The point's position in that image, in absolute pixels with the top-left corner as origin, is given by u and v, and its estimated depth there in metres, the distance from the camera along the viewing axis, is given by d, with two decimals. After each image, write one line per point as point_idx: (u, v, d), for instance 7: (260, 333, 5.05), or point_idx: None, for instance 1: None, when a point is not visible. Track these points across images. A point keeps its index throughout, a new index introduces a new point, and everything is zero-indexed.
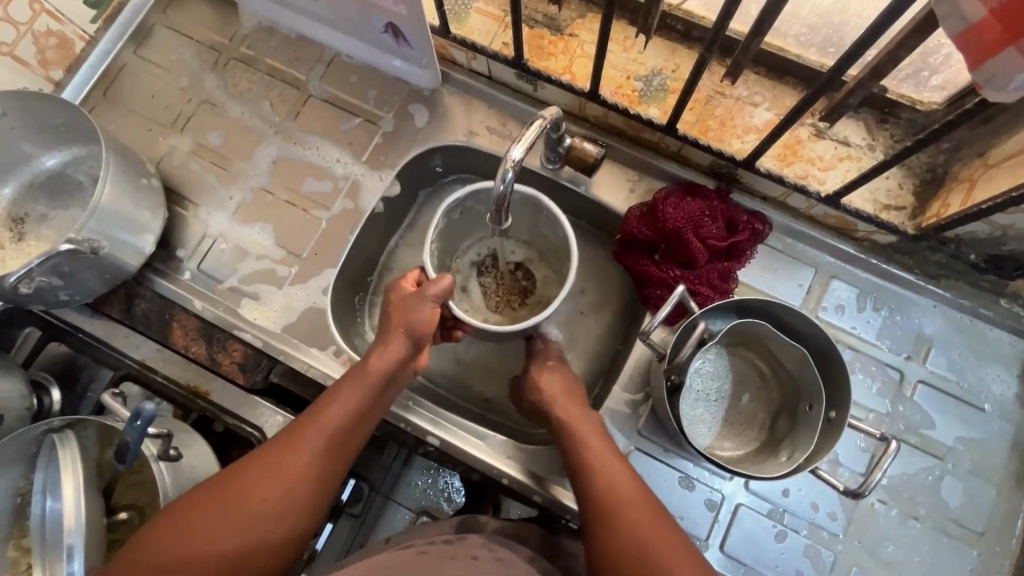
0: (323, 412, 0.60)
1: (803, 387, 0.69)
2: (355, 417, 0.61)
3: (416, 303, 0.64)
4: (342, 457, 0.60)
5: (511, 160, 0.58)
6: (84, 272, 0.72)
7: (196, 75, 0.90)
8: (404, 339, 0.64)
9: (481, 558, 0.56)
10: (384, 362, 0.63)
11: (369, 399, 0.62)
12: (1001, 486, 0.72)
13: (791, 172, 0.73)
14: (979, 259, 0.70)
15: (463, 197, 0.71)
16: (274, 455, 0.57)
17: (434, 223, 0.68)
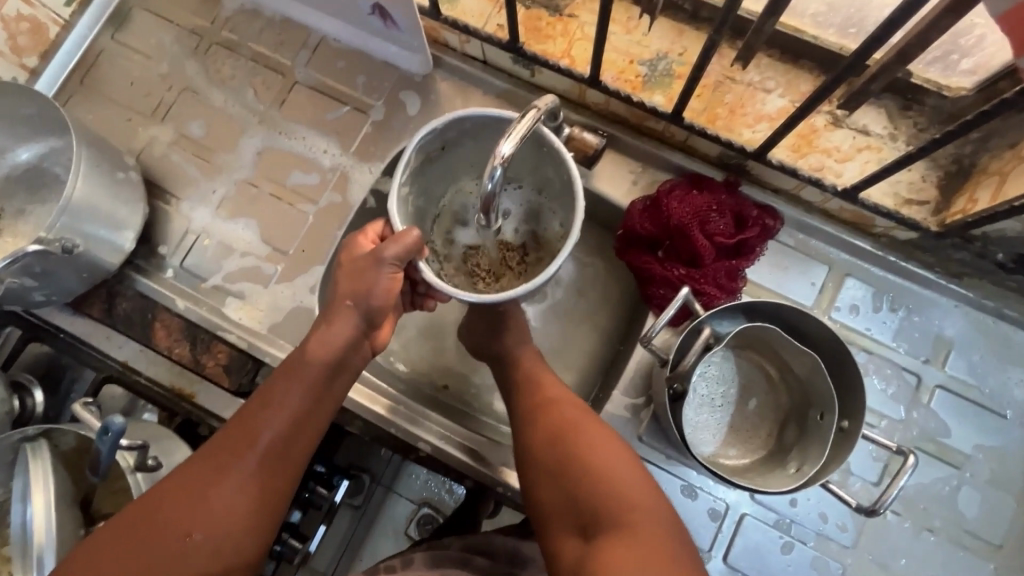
0: (268, 406, 0.56)
1: (813, 394, 0.65)
2: (304, 407, 0.57)
3: (365, 269, 0.59)
4: (296, 451, 0.57)
5: (500, 156, 0.53)
6: (58, 271, 0.69)
7: (177, 61, 0.85)
8: (353, 317, 0.59)
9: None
10: (329, 344, 0.59)
11: (319, 387, 0.58)
12: (1021, 497, 0.68)
13: (805, 163, 0.68)
14: (1006, 259, 0.65)
15: (442, 129, 0.63)
16: (219, 456, 0.54)
17: (406, 150, 0.61)
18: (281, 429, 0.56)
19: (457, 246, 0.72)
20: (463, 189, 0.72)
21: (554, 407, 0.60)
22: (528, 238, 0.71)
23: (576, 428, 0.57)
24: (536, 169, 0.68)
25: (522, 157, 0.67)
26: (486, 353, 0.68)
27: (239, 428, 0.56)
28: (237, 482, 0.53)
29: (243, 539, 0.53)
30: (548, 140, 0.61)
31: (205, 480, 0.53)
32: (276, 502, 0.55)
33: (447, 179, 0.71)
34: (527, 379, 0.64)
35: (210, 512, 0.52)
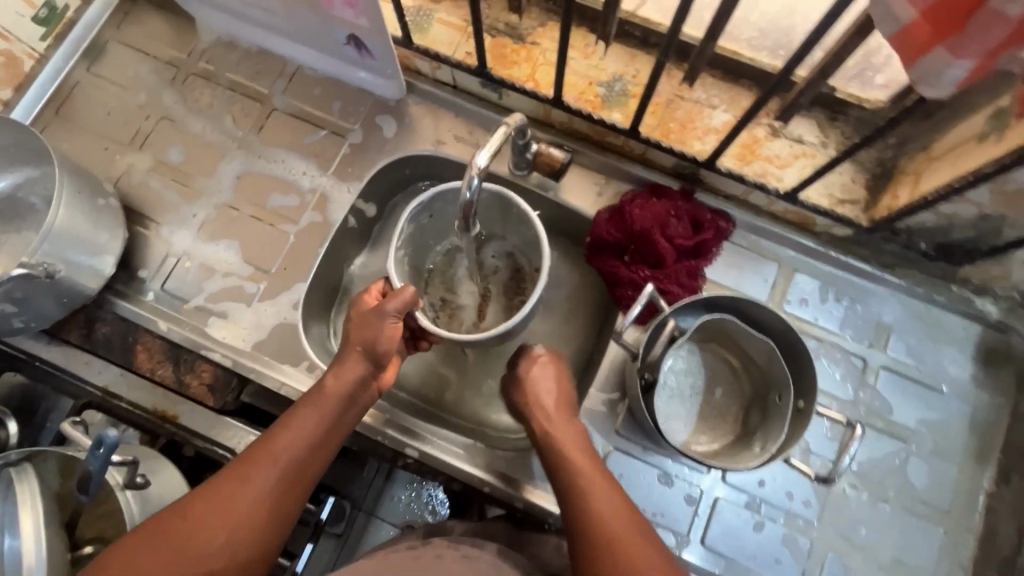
0: (277, 438, 0.58)
1: (773, 379, 0.70)
2: (317, 435, 0.60)
3: (370, 323, 0.64)
4: (306, 478, 0.59)
5: (477, 166, 0.58)
6: (38, 297, 0.69)
7: (154, 91, 0.88)
8: (363, 359, 0.64)
9: (446, 556, 0.58)
10: (343, 379, 0.62)
11: (329, 420, 0.61)
12: (962, 465, 0.74)
13: (750, 170, 0.75)
14: (928, 247, 0.73)
15: (429, 201, 0.73)
16: (233, 480, 0.55)
17: (398, 227, 0.71)
18: (294, 456, 0.58)
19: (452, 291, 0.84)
20: (453, 241, 0.83)
21: (614, 543, 0.54)
22: (513, 279, 0.83)
23: (626, 542, 0.54)
24: (512, 228, 0.79)
25: (497, 218, 0.79)
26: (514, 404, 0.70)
27: (246, 461, 0.57)
28: (246, 506, 0.54)
29: (247, 562, 0.54)
30: (519, 207, 0.73)
31: (215, 509, 0.53)
32: (282, 528, 0.56)
33: (439, 235, 0.82)
34: (573, 480, 0.60)
35: (217, 535, 0.53)
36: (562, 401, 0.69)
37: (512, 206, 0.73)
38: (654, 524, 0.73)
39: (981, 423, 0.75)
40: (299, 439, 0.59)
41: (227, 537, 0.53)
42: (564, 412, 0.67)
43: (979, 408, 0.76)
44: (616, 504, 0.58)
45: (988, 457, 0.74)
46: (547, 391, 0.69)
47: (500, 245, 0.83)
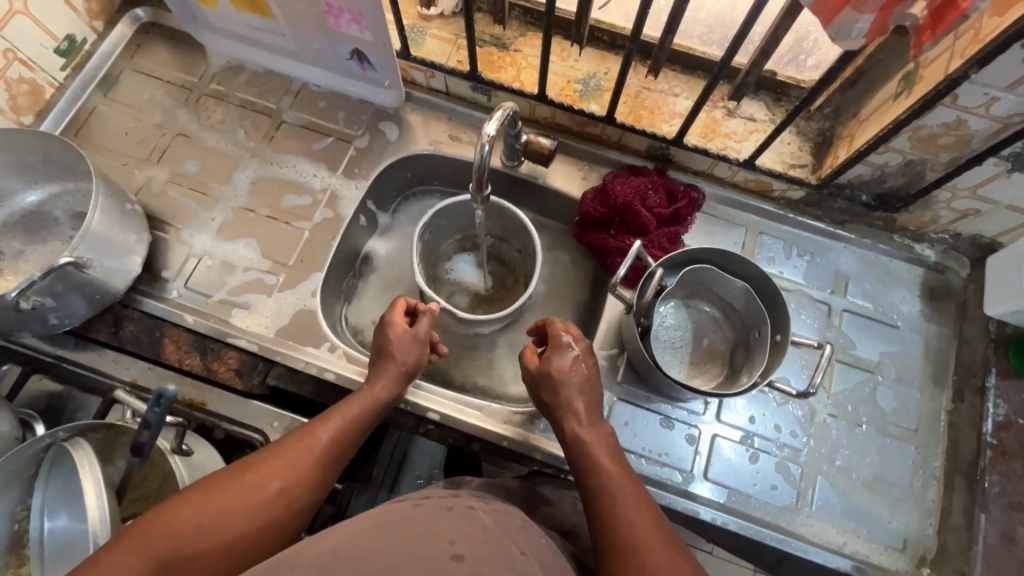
0: (317, 429, 0.67)
1: (752, 321, 0.80)
2: (350, 432, 0.69)
3: (409, 345, 0.77)
4: (334, 469, 0.67)
5: (487, 134, 0.67)
6: (74, 292, 0.74)
7: (169, 111, 0.95)
8: (397, 374, 0.75)
9: (476, 508, 0.59)
10: (381, 389, 0.73)
11: (358, 421, 0.70)
12: (923, 388, 0.83)
13: (712, 145, 0.87)
14: (869, 198, 0.84)
15: (429, 221, 0.88)
16: (279, 458, 0.64)
17: (414, 251, 0.84)
18: (330, 447, 0.67)
19: (465, 285, 0.99)
20: (448, 247, 0.99)
21: (620, 521, 0.59)
22: (508, 264, 0.99)
23: (635, 525, 0.58)
24: (503, 225, 0.94)
25: (490, 221, 0.93)
26: (546, 402, 0.73)
27: (291, 445, 0.66)
28: (282, 480, 0.63)
29: (274, 529, 0.61)
30: (517, 215, 0.87)
31: (257, 478, 0.62)
32: (306, 509, 0.64)
33: (440, 242, 0.96)
34: (590, 471, 0.65)
35: (255, 500, 0.61)
36: (591, 400, 0.72)
37: (515, 216, 0.87)
38: (661, 463, 0.80)
39: (935, 351, 0.85)
40: (335, 434, 0.68)
41: (261, 503, 0.61)
42: (593, 413, 0.71)
43: (930, 338, 0.86)
44: (629, 489, 0.62)
45: (944, 380, 0.84)
46: (579, 393, 0.72)
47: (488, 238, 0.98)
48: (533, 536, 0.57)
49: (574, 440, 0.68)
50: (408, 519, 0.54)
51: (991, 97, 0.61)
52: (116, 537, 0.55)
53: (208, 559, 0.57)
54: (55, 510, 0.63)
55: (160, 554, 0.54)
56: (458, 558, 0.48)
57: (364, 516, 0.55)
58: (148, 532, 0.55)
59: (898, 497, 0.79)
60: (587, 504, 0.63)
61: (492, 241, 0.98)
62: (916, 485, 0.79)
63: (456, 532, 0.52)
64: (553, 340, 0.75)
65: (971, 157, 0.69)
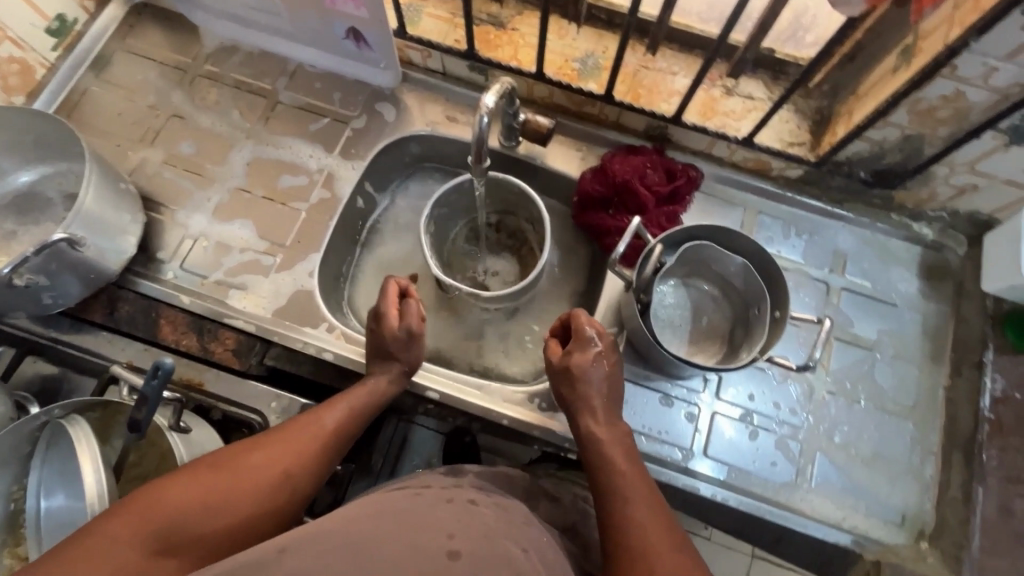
0: (321, 416, 0.69)
1: (751, 297, 0.80)
2: (352, 421, 0.71)
3: (408, 346, 0.76)
4: (333, 456, 0.68)
5: (485, 105, 0.66)
6: (69, 271, 0.73)
7: (163, 93, 0.94)
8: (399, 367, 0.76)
9: (478, 501, 0.59)
10: (382, 380, 0.75)
11: (360, 411, 0.72)
12: (921, 365, 0.84)
13: (711, 124, 0.86)
14: (867, 175, 0.84)
15: (432, 210, 0.89)
16: (282, 441, 0.65)
17: (424, 242, 0.85)
18: (333, 434, 0.68)
19: (485, 265, 1.02)
20: (459, 231, 1.01)
21: (626, 520, 0.59)
22: (519, 235, 1.00)
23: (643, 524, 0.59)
24: (505, 199, 0.96)
25: (490, 195, 0.95)
26: (565, 396, 0.74)
27: (294, 430, 0.66)
28: (284, 462, 0.63)
29: (271, 513, 0.61)
30: (517, 185, 0.89)
31: (260, 460, 0.62)
32: (306, 493, 0.64)
33: (446, 229, 0.99)
34: (602, 470, 0.65)
35: (257, 481, 0.61)
36: (609, 398, 0.72)
37: (514, 184, 0.88)
38: (661, 441, 0.80)
39: (932, 327, 0.85)
40: (338, 422, 0.70)
41: (262, 484, 0.61)
42: (610, 412, 0.71)
43: (928, 315, 0.86)
44: (638, 490, 0.62)
45: (942, 356, 0.84)
46: (599, 393, 0.72)
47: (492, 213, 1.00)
48: (534, 533, 0.57)
49: (588, 437, 0.69)
50: (405, 509, 0.53)
51: (990, 67, 0.61)
52: (114, 506, 0.54)
53: (204, 536, 0.56)
54: (52, 489, 0.62)
55: (159, 527, 0.54)
56: (455, 555, 0.47)
57: (360, 506, 0.54)
58: (147, 505, 0.54)
59: (897, 472, 0.79)
60: (599, 500, 0.63)
61: (498, 215, 1.00)
62: (915, 461, 0.79)
63: (457, 526, 0.51)
64: (577, 334, 0.74)
65: (969, 130, 0.69)
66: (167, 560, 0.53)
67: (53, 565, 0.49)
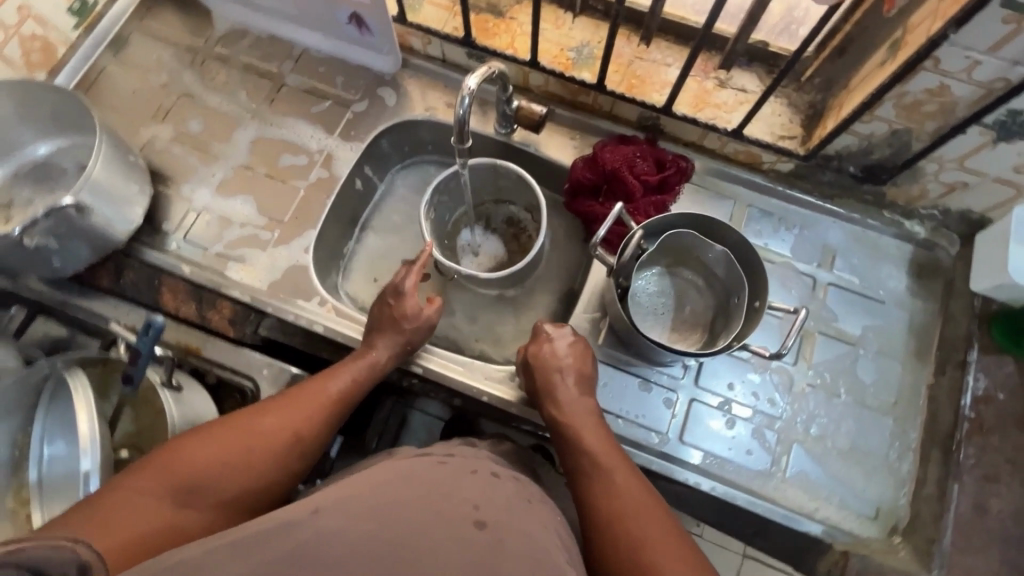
0: (322, 384, 0.72)
1: (732, 286, 0.80)
2: (351, 389, 0.74)
3: (420, 328, 0.80)
4: (335, 422, 0.71)
5: (467, 88, 0.68)
6: (78, 235, 0.77)
7: (175, 73, 0.98)
8: (394, 342, 0.78)
9: (500, 475, 0.60)
10: (382, 352, 0.77)
11: (359, 380, 0.75)
12: (905, 362, 0.83)
13: (702, 116, 0.87)
14: (856, 170, 0.84)
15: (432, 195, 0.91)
16: (285, 406, 0.68)
17: (424, 227, 0.88)
18: (337, 402, 0.72)
19: (479, 250, 1.02)
20: (456, 216, 1.02)
21: (614, 496, 0.64)
22: (515, 222, 1.02)
23: (624, 502, 0.63)
24: (501, 185, 0.98)
25: (488, 181, 0.97)
26: (530, 390, 0.79)
27: (297, 396, 0.70)
28: (289, 425, 0.67)
29: (278, 473, 0.65)
30: (509, 169, 0.91)
31: (266, 423, 0.66)
32: (314, 455, 0.68)
33: (445, 213, 1.00)
34: (576, 450, 0.69)
35: (263, 442, 0.64)
36: (582, 372, 0.77)
37: (509, 170, 0.90)
38: (638, 425, 0.81)
39: (919, 326, 0.85)
40: (339, 390, 0.73)
41: (268, 446, 0.65)
42: (573, 394, 0.75)
43: (915, 314, 0.85)
44: (623, 472, 0.66)
45: (927, 355, 0.84)
46: (559, 374, 0.76)
47: (487, 201, 1.02)
48: (549, 513, 0.57)
49: (553, 423, 0.73)
50: (431, 481, 0.52)
51: (973, 60, 0.61)
52: (134, 464, 0.60)
53: (217, 491, 0.60)
54: (54, 438, 0.67)
55: (178, 483, 0.58)
56: (481, 525, 0.47)
57: (375, 475, 0.53)
58: (162, 464, 0.59)
59: (873, 466, 0.79)
60: (573, 481, 0.68)
61: (495, 202, 1.02)
62: (893, 457, 0.80)
63: (481, 498, 0.51)
64: (535, 334, 0.80)
65: (955, 125, 0.69)
66: (186, 513, 0.58)
67: (84, 515, 0.54)
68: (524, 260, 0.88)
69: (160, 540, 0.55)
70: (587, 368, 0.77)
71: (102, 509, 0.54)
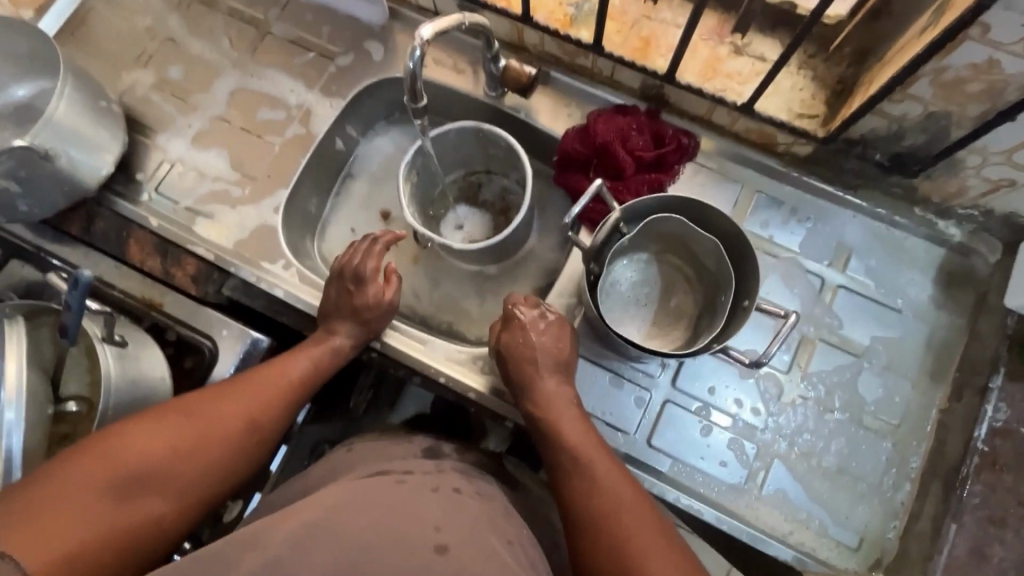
0: (284, 367, 0.68)
1: (722, 281, 0.72)
2: (314, 374, 0.71)
3: (384, 316, 0.77)
4: (298, 407, 0.68)
5: (420, 38, 0.64)
6: (42, 180, 0.75)
7: (160, 15, 0.94)
8: (349, 318, 0.75)
9: (463, 492, 0.56)
10: (342, 338, 0.75)
11: (322, 365, 0.72)
12: (916, 382, 0.74)
13: (710, 86, 0.77)
14: (883, 159, 0.73)
15: (413, 159, 0.84)
16: (245, 389, 0.64)
17: (401, 191, 0.82)
18: (300, 383, 0.69)
19: (465, 222, 0.96)
20: (443, 186, 0.95)
21: (601, 488, 0.59)
22: (504, 194, 0.95)
23: (610, 495, 0.58)
24: (489, 154, 0.90)
25: (474, 148, 0.89)
26: (505, 376, 0.72)
27: (257, 379, 0.66)
28: (250, 410, 0.63)
29: (238, 461, 0.61)
30: (497, 134, 0.82)
31: (226, 408, 0.62)
32: (274, 440, 0.65)
33: (429, 184, 0.92)
34: (556, 440, 0.64)
35: (223, 428, 0.60)
36: (561, 357, 0.71)
37: (500, 137, 0.82)
38: (606, 425, 0.75)
39: (938, 342, 0.75)
40: (301, 374, 0.69)
41: (228, 433, 0.61)
42: (554, 378, 0.69)
43: (936, 328, 0.75)
44: (609, 464, 0.61)
45: (942, 376, 0.74)
46: (535, 361, 0.69)
47: (474, 171, 0.95)
48: (515, 529, 0.54)
49: (530, 417, 0.68)
50: (390, 501, 0.49)
51: None
52: (71, 450, 0.53)
53: (172, 482, 0.56)
54: None
55: (127, 474, 0.53)
56: (442, 550, 0.45)
57: (333, 493, 0.51)
58: (108, 453, 0.53)
59: (862, 492, 0.72)
60: (554, 477, 0.63)
61: (483, 171, 0.95)
62: (887, 485, 0.72)
63: (446, 520, 0.49)
64: (510, 318, 0.73)
65: (1002, 111, 0.58)
66: (138, 507, 0.53)
67: (6, 522, 0.46)
68: (505, 229, 0.81)
69: (107, 539, 0.50)
70: (565, 351, 0.71)
71: (34, 512, 0.47)
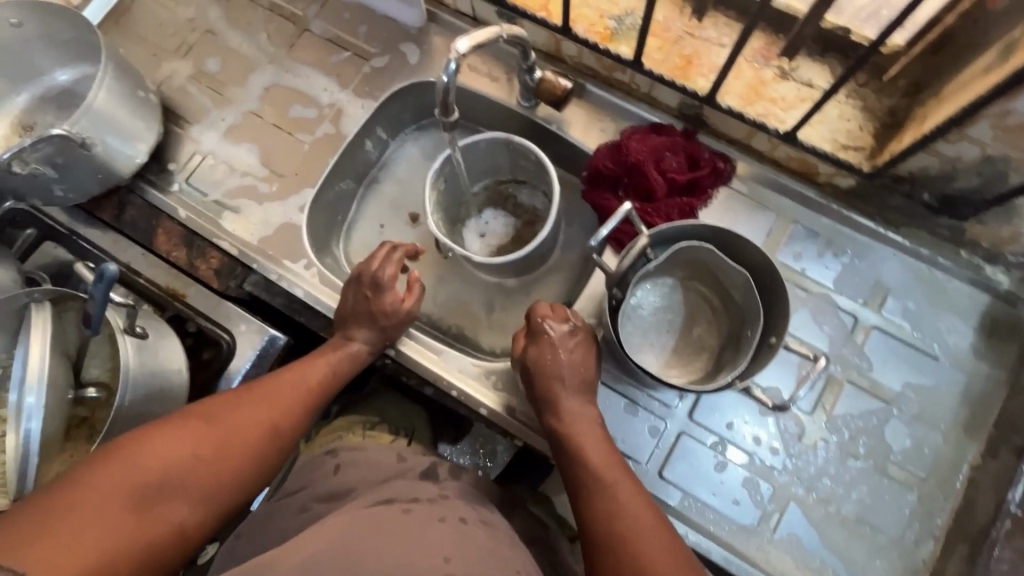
0: (299, 374, 0.69)
1: (748, 314, 0.70)
2: (328, 380, 0.71)
3: (402, 323, 0.76)
4: (313, 413, 0.68)
5: (455, 51, 0.63)
6: (77, 166, 0.76)
7: (201, 6, 0.95)
8: (368, 322, 0.75)
9: (469, 522, 0.54)
10: (358, 344, 0.74)
11: (337, 371, 0.72)
12: (948, 434, 0.71)
13: (752, 111, 0.74)
14: (932, 198, 0.70)
15: (442, 166, 0.83)
16: (262, 395, 0.64)
17: (427, 196, 0.81)
18: (315, 388, 0.69)
19: (490, 233, 0.94)
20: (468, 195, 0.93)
21: (623, 512, 0.57)
22: (530, 206, 0.94)
23: (632, 520, 0.56)
24: (518, 165, 0.88)
25: (502, 157, 0.88)
26: (529, 390, 0.70)
27: (273, 386, 0.66)
28: (268, 416, 0.63)
29: (257, 468, 0.60)
30: (524, 146, 0.81)
31: (244, 414, 0.61)
32: (291, 447, 0.65)
33: (455, 191, 0.91)
34: (577, 462, 0.63)
35: (242, 434, 0.60)
36: (586, 376, 0.69)
37: (529, 151, 0.81)
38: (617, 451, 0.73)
39: (975, 394, 0.71)
40: (316, 380, 0.69)
41: (246, 438, 0.60)
42: (578, 398, 0.68)
43: (974, 378, 0.72)
44: (629, 490, 0.59)
45: (977, 431, 0.71)
46: (558, 381, 0.68)
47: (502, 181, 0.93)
48: (522, 560, 0.53)
49: (553, 435, 0.66)
50: (398, 529, 0.49)
51: None
52: (89, 457, 0.51)
53: (191, 491, 0.54)
54: None
55: (148, 481, 0.51)
56: None
57: (339, 521, 0.50)
58: (129, 459, 0.51)
59: (881, 545, 0.69)
60: (575, 497, 0.61)
61: (510, 182, 0.94)
62: (908, 539, 0.69)
63: (453, 549, 0.48)
64: (536, 331, 0.70)
65: None
66: (159, 515, 0.51)
67: (23, 532, 0.44)
68: (529, 244, 0.80)
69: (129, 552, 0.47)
70: (591, 371, 0.69)
71: (53, 520, 0.45)
